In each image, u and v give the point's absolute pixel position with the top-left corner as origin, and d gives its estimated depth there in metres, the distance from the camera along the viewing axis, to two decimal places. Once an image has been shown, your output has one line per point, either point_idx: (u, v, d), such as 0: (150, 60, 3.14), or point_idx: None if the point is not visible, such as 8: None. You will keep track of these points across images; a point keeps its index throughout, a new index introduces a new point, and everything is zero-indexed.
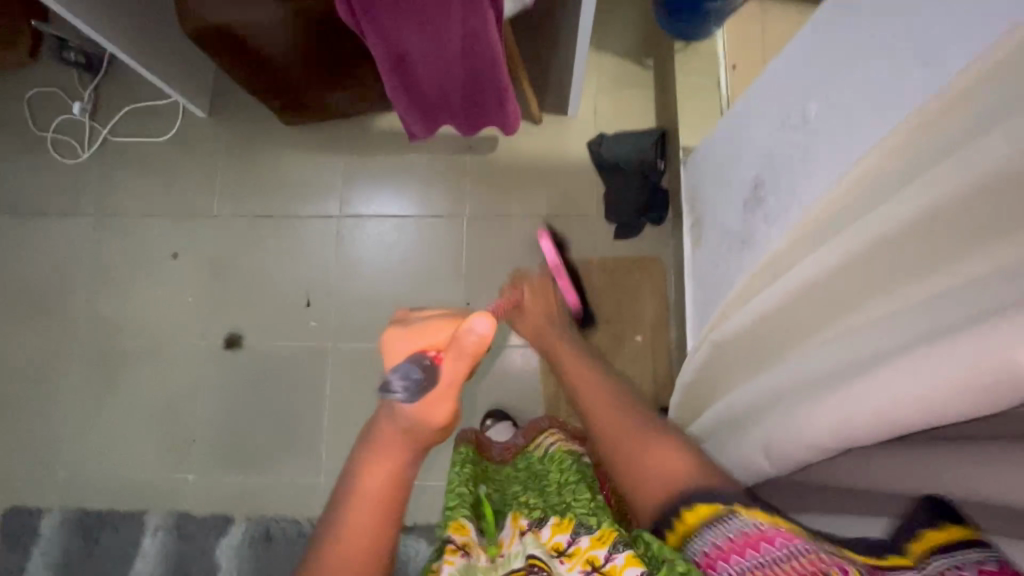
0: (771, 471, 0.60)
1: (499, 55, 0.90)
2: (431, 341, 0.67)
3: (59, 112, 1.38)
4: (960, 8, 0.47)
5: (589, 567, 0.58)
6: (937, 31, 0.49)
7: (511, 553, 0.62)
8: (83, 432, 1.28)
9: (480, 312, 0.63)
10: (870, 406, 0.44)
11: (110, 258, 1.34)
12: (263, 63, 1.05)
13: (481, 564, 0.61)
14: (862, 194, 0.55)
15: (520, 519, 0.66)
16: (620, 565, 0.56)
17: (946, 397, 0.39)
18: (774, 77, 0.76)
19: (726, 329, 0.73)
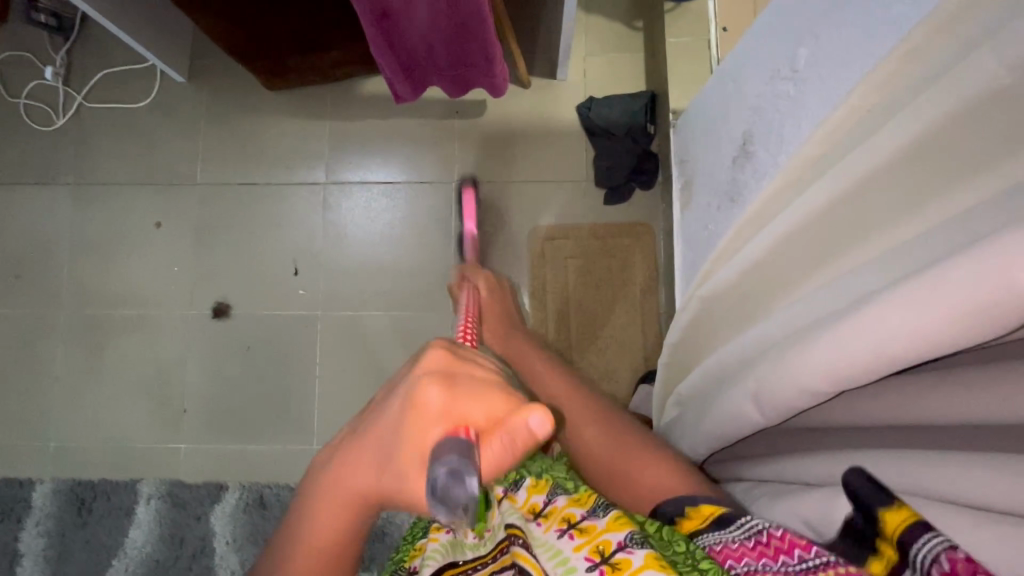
0: (763, 423, 0.59)
1: (485, 9, 0.88)
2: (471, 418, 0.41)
3: (31, 77, 1.33)
4: None
5: (565, 525, 0.52)
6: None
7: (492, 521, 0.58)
8: (72, 403, 1.27)
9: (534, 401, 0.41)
10: (864, 345, 0.43)
11: (91, 229, 1.31)
12: (242, 20, 1.01)
13: (468, 541, 0.56)
14: (853, 131, 0.55)
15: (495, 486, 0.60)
16: (599, 527, 0.50)
17: (933, 328, 0.39)
18: (765, 27, 0.75)
19: (717, 284, 0.73)
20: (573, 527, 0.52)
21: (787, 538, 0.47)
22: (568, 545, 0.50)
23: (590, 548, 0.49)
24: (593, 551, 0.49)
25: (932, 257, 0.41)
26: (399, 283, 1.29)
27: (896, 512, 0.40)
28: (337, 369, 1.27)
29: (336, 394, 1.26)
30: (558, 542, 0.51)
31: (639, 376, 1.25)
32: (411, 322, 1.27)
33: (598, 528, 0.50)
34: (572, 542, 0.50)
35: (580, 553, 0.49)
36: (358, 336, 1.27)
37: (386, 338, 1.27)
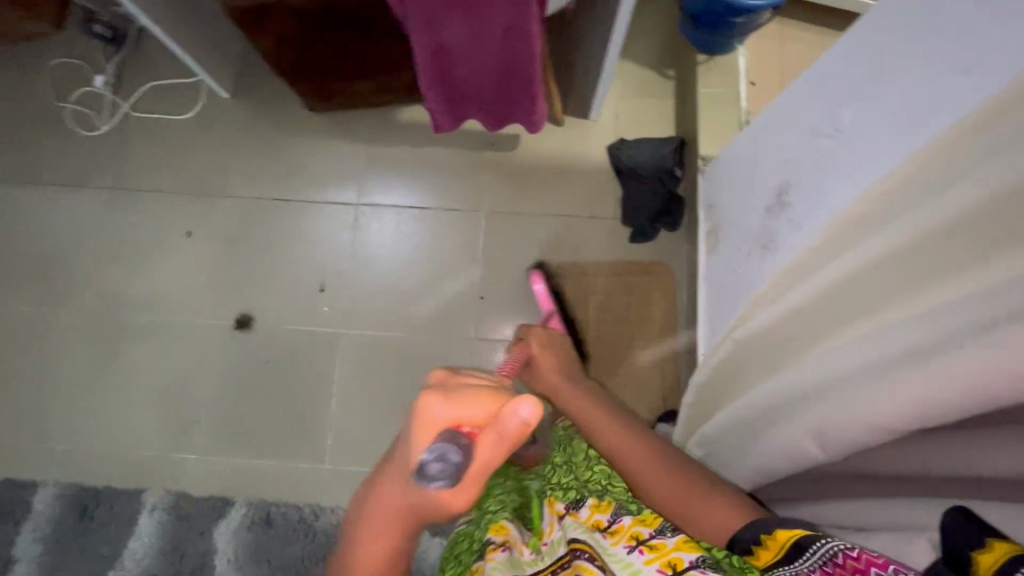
0: (822, 458, 0.60)
1: (537, 51, 0.92)
2: (469, 417, 0.52)
3: (80, 84, 1.38)
4: (1005, 26, 0.49)
5: (634, 542, 0.57)
6: (981, 43, 0.52)
7: (554, 539, 0.63)
8: (85, 405, 1.26)
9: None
10: (947, 372, 0.46)
11: (123, 233, 1.33)
12: (298, 45, 1.05)
13: (526, 558, 0.61)
14: (899, 189, 0.57)
15: (556, 503, 0.66)
16: (669, 545, 0.56)
17: (1001, 363, 0.42)
18: (807, 85, 0.79)
19: (752, 328, 0.75)
20: (643, 544, 0.57)
21: (861, 561, 0.47)
22: (640, 560, 0.55)
23: (663, 562, 0.54)
24: (665, 565, 0.54)
25: (996, 301, 0.44)
26: (422, 306, 1.30)
27: (998, 545, 0.40)
28: (354, 388, 1.27)
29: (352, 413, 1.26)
30: (629, 555, 0.56)
31: (656, 414, 1.25)
32: (432, 345, 1.28)
33: (669, 547, 0.55)
34: (643, 557, 0.55)
35: (652, 566, 0.54)
36: (378, 356, 1.28)
37: (406, 360, 1.28)
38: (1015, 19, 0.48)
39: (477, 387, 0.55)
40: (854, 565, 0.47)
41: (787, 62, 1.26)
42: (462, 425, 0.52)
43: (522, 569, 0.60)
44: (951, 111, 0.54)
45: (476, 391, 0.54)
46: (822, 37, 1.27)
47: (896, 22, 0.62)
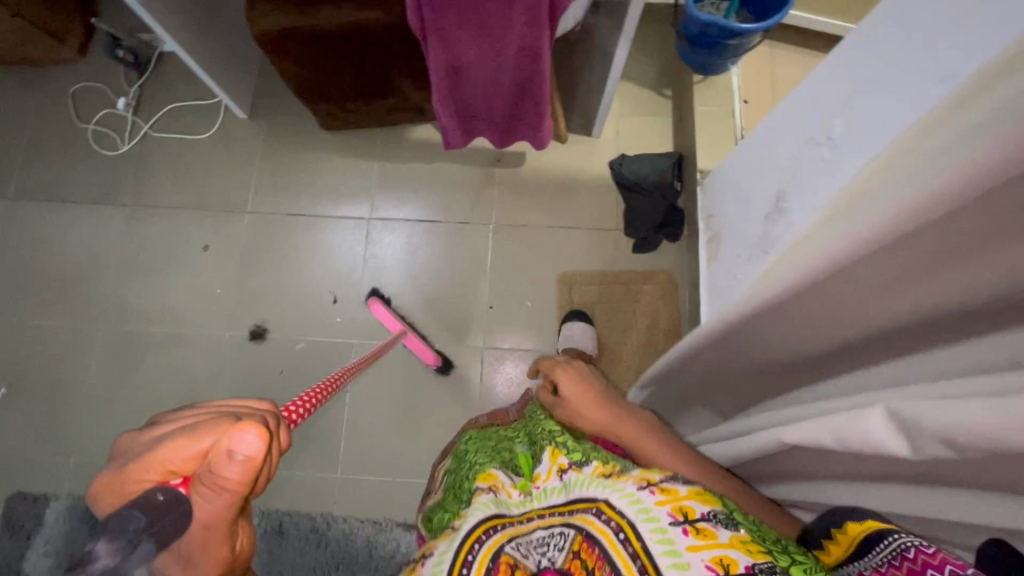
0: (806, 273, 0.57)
1: (547, 70, 0.97)
2: (179, 467, 0.38)
3: (102, 106, 1.43)
4: (973, 33, 0.54)
5: (646, 482, 0.54)
6: (953, 53, 0.57)
7: (547, 487, 0.63)
8: (99, 418, 1.27)
9: (246, 424, 0.38)
10: (940, 179, 0.42)
11: (139, 248, 1.36)
12: (319, 66, 1.11)
13: (513, 499, 0.63)
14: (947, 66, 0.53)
15: (559, 456, 0.64)
16: (682, 492, 0.51)
17: (986, 148, 0.38)
18: (802, 97, 0.84)
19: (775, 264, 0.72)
20: (655, 485, 0.53)
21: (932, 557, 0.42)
22: (650, 499, 0.52)
23: (675, 506, 0.50)
24: (677, 510, 0.50)
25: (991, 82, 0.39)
26: (432, 315, 1.34)
27: None
28: (366, 397, 1.29)
29: (366, 423, 1.27)
30: (640, 494, 0.53)
31: None
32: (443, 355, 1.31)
33: (682, 493, 0.51)
34: (654, 498, 0.52)
35: (663, 509, 0.50)
36: (390, 366, 1.30)
37: (416, 369, 1.30)
38: (980, 31, 0.54)
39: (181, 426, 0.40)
40: (923, 562, 0.42)
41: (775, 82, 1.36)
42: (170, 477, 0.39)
43: (507, 507, 0.62)
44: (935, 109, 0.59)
45: (196, 424, 0.40)
46: (804, 57, 1.38)
47: (881, 38, 0.68)
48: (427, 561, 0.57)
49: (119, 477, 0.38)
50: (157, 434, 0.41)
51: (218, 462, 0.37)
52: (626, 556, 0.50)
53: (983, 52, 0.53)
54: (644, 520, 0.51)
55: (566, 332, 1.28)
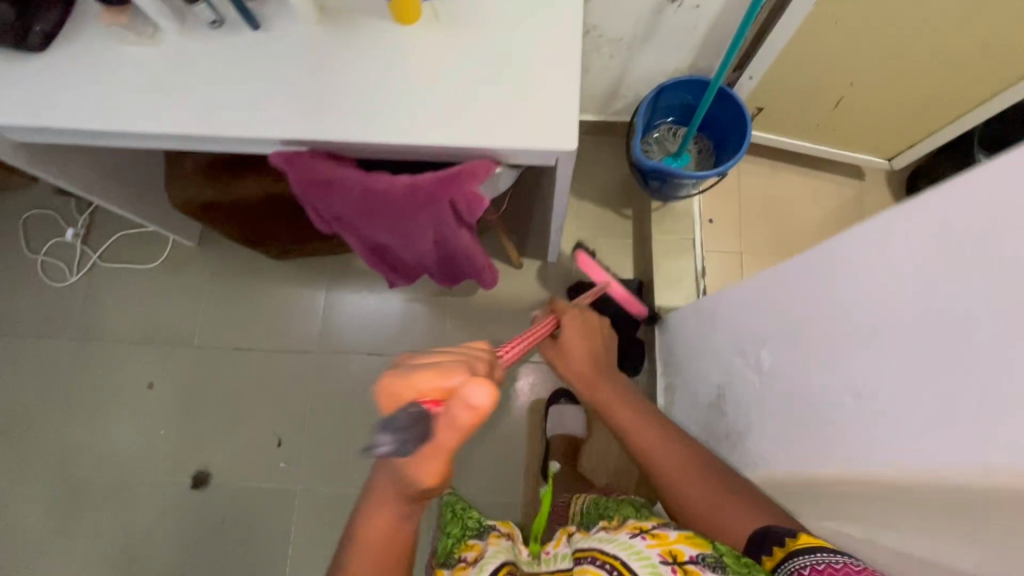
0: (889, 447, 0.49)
1: (474, 249, 0.89)
2: (430, 391, 0.51)
3: (52, 235, 1.41)
4: (883, 362, 0.49)
5: (637, 531, 0.62)
6: (863, 369, 0.51)
7: (556, 553, 0.67)
8: (36, 569, 1.24)
9: (481, 382, 0.49)
10: None
11: (84, 386, 1.33)
12: (251, 224, 1.08)
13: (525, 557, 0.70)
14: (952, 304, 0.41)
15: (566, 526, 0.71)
16: (671, 537, 0.60)
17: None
18: (737, 305, 0.79)
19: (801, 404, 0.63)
20: (646, 532, 0.62)
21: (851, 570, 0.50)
22: (642, 543, 0.60)
23: (664, 549, 0.58)
24: (666, 552, 0.58)
25: None
26: None
27: None
28: (311, 548, 1.24)
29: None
30: (632, 539, 0.61)
31: None
32: None
33: (671, 538, 0.60)
34: (644, 542, 0.60)
35: (653, 549, 0.59)
36: (335, 514, 1.25)
37: None
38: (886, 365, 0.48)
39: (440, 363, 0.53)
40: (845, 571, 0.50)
41: (742, 204, 1.35)
42: (423, 396, 0.51)
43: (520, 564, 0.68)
44: (854, 415, 0.53)
45: (435, 368, 0.52)
46: (772, 177, 1.37)
47: (802, 295, 0.62)
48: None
49: (391, 385, 0.52)
50: (422, 362, 0.54)
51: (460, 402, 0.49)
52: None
53: (892, 396, 0.48)
54: (637, 560, 0.58)
55: (556, 417, 1.23)
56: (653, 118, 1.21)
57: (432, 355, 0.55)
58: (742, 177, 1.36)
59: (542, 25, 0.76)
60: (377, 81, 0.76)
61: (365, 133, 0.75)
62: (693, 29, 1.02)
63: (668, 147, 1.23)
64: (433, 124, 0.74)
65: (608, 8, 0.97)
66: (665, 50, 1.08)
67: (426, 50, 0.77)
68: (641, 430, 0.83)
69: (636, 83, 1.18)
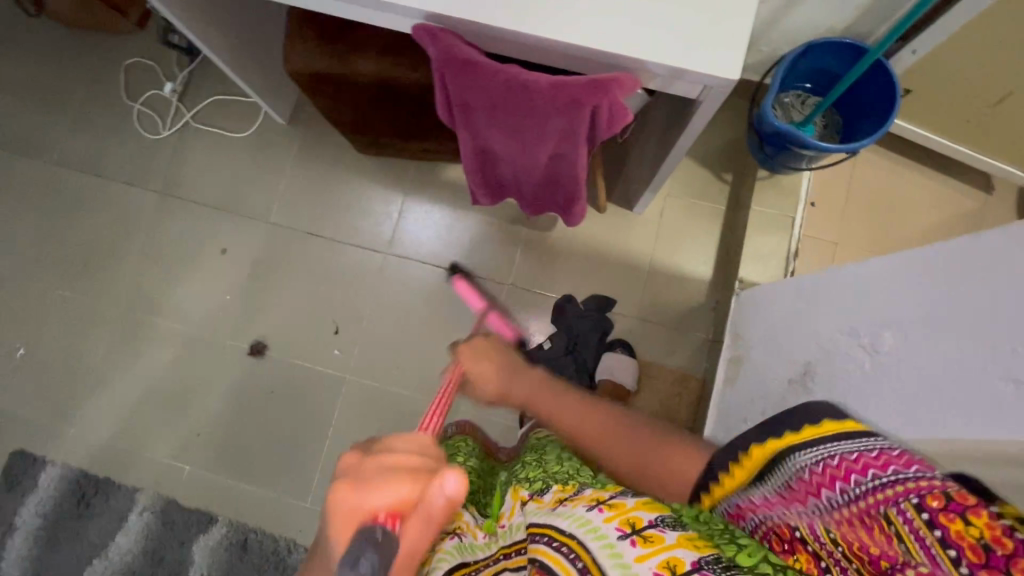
0: None
1: (581, 177, 0.86)
2: (387, 503, 0.42)
3: (150, 87, 1.42)
4: None
5: (628, 529, 0.46)
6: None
7: (511, 524, 0.59)
8: (99, 396, 1.33)
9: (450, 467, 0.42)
10: None
11: (162, 238, 1.38)
12: (354, 107, 1.06)
13: (476, 542, 0.60)
14: None
15: (520, 490, 0.60)
16: (628, 505, 0.49)
17: None
18: (852, 285, 0.74)
19: (916, 365, 0.59)
20: (603, 504, 0.50)
21: (869, 458, 0.42)
22: (598, 518, 0.48)
23: (621, 520, 0.47)
24: (624, 523, 0.47)
25: None
26: (430, 367, 1.31)
27: None
28: (349, 435, 1.29)
29: (342, 461, 1.28)
30: (587, 513, 0.49)
31: None
32: (431, 408, 1.29)
33: (629, 505, 0.49)
34: (602, 515, 0.49)
35: (608, 524, 0.47)
36: (376, 410, 1.30)
37: (404, 418, 1.29)
38: None
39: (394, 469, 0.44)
40: (846, 467, 0.44)
41: (851, 193, 1.27)
42: (376, 513, 0.42)
43: (469, 553, 0.59)
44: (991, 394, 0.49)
45: (391, 472, 0.43)
46: (890, 172, 1.27)
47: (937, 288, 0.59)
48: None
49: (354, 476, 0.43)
50: (376, 465, 0.44)
51: (429, 497, 0.41)
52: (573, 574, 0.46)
53: None
54: (592, 539, 0.47)
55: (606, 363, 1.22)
56: (787, 78, 1.11)
57: (397, 458, 0.45)
58: (860, 166, 1.27)
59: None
60: None
61: (509, 20, 0.67)
62: None
63: (792, 115, 1.13)
64: (593, 25, 0.67)
65: None
66: (824, 5, 0.98)
67: None
68: (552, 399, 0.76)
69: (777, 40, 1.09)
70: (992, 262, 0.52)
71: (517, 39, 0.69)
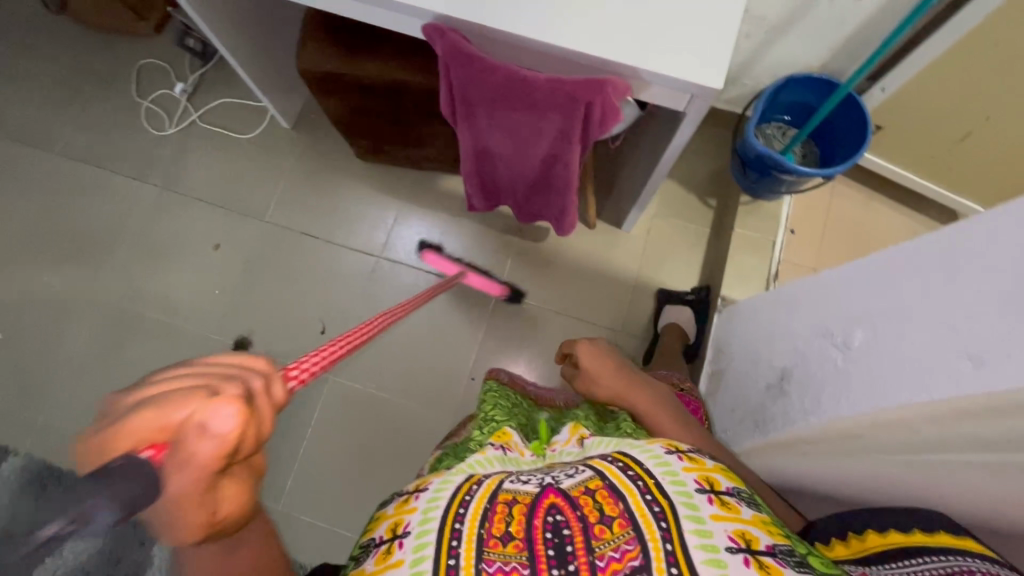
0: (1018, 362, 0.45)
1: (574, 178, 0.90)
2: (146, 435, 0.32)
3: (161, 86, 1.47)
4: (1001, 318, 0.48)
5: (708, 484, 0.52)
6: (980, 329, 0.50)
7: (562, 450, 0.61)
8: (72, 386, 1.30)
9: (225, 399, 0.33)
10: None
11: (156, 231, 1.39)
12: (359, 109, 1.10)
13: (523, 458, 0.61)
14: None
15: (580, 427, 0.63)
16: (709, 465, 0.55)
17: None
18: (826, 288, 0.78)
19: (886, 355, 0.62)
20: (681, 453, 0.55)
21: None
22: (678, 463, 0.53)
23: (700, 475, 0.52)
24: (703, 478, 0.52)
25: None
26: (414, 371, 1.31)
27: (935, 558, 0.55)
28: (327, 437, 1.27)
29: (319, 462, 1.26)
30: (666, 455, 0.54)
31: None
32: (413, 412, 1.28)
33: (708, 466, 0.54)
34: (681, 463, 0.53)
35: (688, 473, 0.52)
36: (357, 412, 1.28)
37: (384, 421, 1.28)
38: (999, 324, 0.48)
39: (167, 394, 0.33)
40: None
41: (829, 220, 1.33)
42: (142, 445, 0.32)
43: (509, 464, 0.59)
44: (949, 373, 0.52)
45: (165, 393, 0.33)
46: (864, 206, 1.34)
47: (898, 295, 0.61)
48: (420, 494, 0.54)
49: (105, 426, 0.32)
50: (139, 399, 0.34)
51: (193, 435, 0.33)
52: (649, 518, 0.48)
53: (1013, 338, 0.46)
54: (670, 480, 0.51)
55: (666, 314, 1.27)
56: (768, 110, 1.19)
57: (146, 391, 0.34)
58: (835, 199, 1.34)
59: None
60: None
61: (511, 23, 0.72)
62: (842, 24, 1.00)
63: (773, 144, 1.21)
64: (589, 29, 0.72)
65: None
66: (803, 42, 1.07)
67: None
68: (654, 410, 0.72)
69: (759, 73, 1.17)
70: (943, 256, 0.57)
71: (516, 42, 0.74)
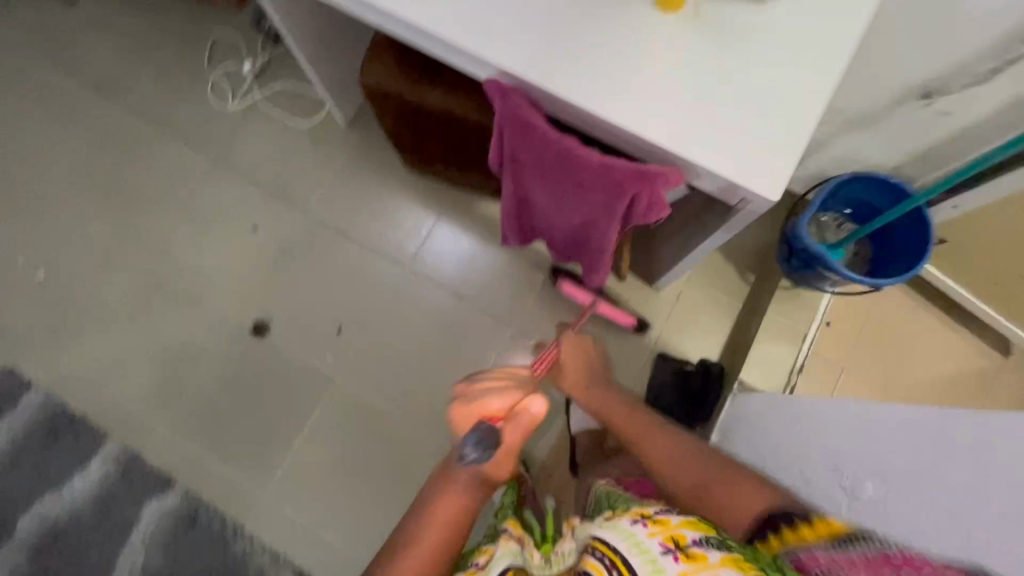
0: None
1: (609, 246, 0.88)
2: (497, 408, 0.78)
3: (231, 61, 1.50)
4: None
5: (672, 544, 0.51)
6: (1002, 548, 0.46)
7: (566, 551, 0.61)
8: (98, 336, 1.36)
9: None
10: None
11: (201, 202, 1.43)
12: (412, 128, 1.10)
13: (535, 561, 0.63)
14: None
15: (574, 519, 0.65)
16: (674, 522, 0.53)
17: None
18: (845, 421, 0.74)
19: (894, 525, 0.59)
20: (648, 519, 0.55)
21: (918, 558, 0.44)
22: (642, 531, 0.53)
23: (665, 536, 0.52)
24: (668, 538, 0.51)
25: None
26: (418, 388, 1.32)
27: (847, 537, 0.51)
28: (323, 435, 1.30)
29: (311, 458, 1.29)
30: (632, 527, 0.54)
31: None
32: (409, 429, 1.30)
33: (674, 522, 0.53)
34: (645, 530, 0.53)
35: (653, 540, 0.52)
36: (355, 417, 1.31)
37: (380, 431, 1.30)
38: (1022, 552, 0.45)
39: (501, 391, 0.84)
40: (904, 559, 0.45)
41: (868, 321, 1.27)
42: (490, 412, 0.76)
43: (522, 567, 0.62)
44: None
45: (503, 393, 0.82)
46: (909, 312, 1.27)
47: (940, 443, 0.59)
48: None
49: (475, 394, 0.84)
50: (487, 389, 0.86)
51: None
52: None
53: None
54: (637, 552, 0.51)
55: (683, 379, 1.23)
56: (828, 200, 1.13)
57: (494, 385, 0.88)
58: (881, 299, 1.28)
59: (795, 57, 0.71)
60: (606, 47, 0.72)
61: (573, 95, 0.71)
62: (925, 134, 0.95)
63: (826, 235, 1.15)
64: (651, 116, 0.70)
65: (855, 75, 0.92)
66: (878, 142, 1.02)
67: (667, 36, 0.72)
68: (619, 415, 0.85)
69: (826, 162, 1.12)
70: (978, 442, 0.53)
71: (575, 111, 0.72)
